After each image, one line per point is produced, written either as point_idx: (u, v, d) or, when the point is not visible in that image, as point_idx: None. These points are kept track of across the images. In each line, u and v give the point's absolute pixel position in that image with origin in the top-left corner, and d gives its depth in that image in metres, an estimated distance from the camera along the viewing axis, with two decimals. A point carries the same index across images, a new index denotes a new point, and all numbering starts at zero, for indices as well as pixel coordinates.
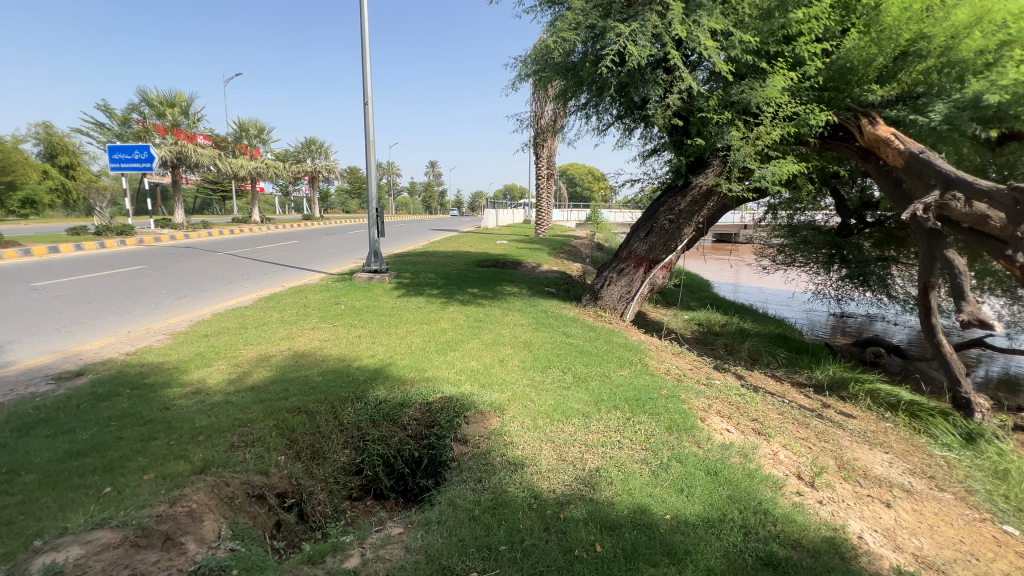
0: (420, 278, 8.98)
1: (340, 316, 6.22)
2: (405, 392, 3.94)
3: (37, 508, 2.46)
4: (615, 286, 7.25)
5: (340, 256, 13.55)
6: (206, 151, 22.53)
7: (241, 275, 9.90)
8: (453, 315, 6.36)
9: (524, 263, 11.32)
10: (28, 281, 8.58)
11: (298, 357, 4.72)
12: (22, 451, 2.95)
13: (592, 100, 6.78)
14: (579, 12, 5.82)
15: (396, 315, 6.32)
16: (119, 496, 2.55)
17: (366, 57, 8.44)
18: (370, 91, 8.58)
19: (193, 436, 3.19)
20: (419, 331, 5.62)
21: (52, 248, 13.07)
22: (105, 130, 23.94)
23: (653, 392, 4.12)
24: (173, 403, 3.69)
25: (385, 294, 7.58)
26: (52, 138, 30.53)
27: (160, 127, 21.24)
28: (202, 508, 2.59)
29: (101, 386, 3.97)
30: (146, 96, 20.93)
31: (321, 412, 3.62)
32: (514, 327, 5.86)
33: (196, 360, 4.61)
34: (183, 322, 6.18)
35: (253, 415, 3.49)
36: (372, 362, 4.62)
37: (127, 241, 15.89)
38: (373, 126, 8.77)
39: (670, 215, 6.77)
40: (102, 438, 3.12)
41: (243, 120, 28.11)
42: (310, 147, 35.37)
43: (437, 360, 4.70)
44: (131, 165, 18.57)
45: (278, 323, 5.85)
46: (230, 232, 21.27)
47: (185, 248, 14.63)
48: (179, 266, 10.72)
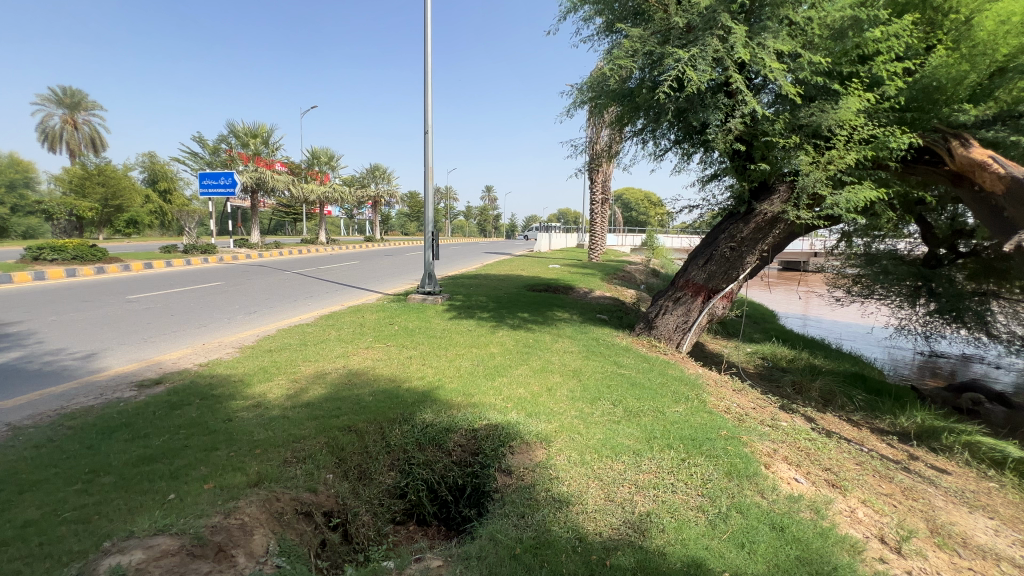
0: (472, 300, 9.10)
1: (393, 337, 6.37)
2: (451, 416, 3.93)
3: (109, 509, 2.62)
4: (670, 316, 6.95)
5: (398, 277, 14.02)
6: (283, 177, 24.37)
7: (306, 293, 10.46)
8: (503, 339, 6.34)
9: (576, 289, 11.18)
10: (124, 294, 9.53)
11: (350, 376, 4.86)
12: (102, 453, 3.20)
13: (649, 125, 6.71)
14: (636, 39, 5.79)
15: (447, 337, 6.39)
16: (181, 504, 2.69)
17: (428, 90, 8.86)
18: (431, 120, 8.98)
19: (251, 449, 3.33)
20: (468, 355, 5.62)
21: (148, 264, 14.52)
22: (197, 158, 26.57)
23: (712, 432, 3.84)
24: (235, 415, 3.89)
25: (436, 316, 7.72)
26: (156, 167, 34.64)
27: (243, 155, 23.31)
28: (253, 522, 2.67)
29: (175, 395, 4.27)
30: (234, 128, 23.13)
31: (370, 432, 3.68)
32: (563, 355, 5.74)
33: (259, 374, 4.87)
34: (251, 337, 6.59)
35: (306, 431, 3.60)
36: (421, 384, 4.66)
37: (210, 259, 17.39)
38: (433, 153, 9.14)
39: (731, 242, 6.41)
40: (172, 445, 3.34)
41: (316, 149, 30.20)
42: (374, 173, 37.62)
43: (485, 385, 4.66)
44: (217, 191, 20.45)
45: (335, 342, 6.08)
46: (299, 252, 22.78)
47: (260, 267, 15.76)
48: (252, 284, 11.51)
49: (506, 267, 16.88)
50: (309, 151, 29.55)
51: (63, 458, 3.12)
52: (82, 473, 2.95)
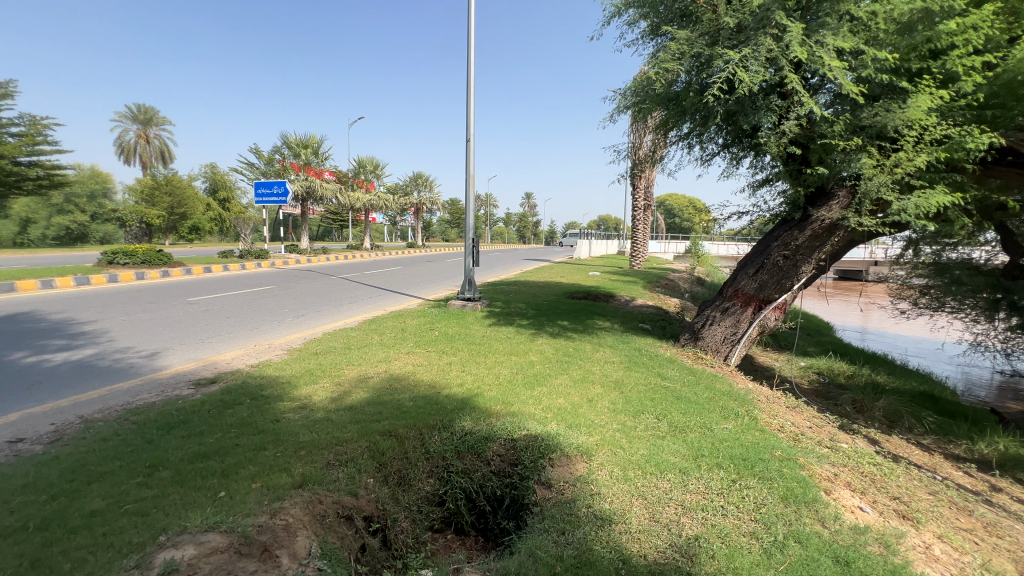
0: (511, 307, 9.09)
1: (434, 342, 6.42)
2: (490, 425, 3.89)
3: (166, 503, 2.74)
4: (718, 327, 6.67)
5: (438, 283, 14.23)
6: (331, 186, 25.39)
7: (350, 298, 10.78)
8: (542, 347, 6.27)
9: (617, 297, 10.95)
10: (186, 296, 10.15)
11: (392, 381, 4.92)
12: (161, 448, 3.38)
13: (696, 129, 6.51)
14: (683, 42, 5.63)
15: (486, 344, 6.38)
16: (230, 502, 2.77)
17: (470, 99, 8.97)
18: (473, 129, 9.08)
19: (296, 450, 3.42)
20: (507, 363, 5.58)
21: (207, 268, 15.42)
22: (253, 169, 28.08)
23: (765, 452, 3.61)
24: (283, 416, 4.02)
25: (476, 322, 7.74)
26: (217, 177, 36.94)
27: (295, 165, 24.45)
28: (297, 523, 2.73)
29: (228, 395, 4.46)
30: (287, 139, 24.31)
31: (410, 437, 3.70)
32: (604, 365, 5.60)
33: (305, 376, 5.03)
34: (298, 339, 6.83)
35: (348, 434, 3.67)
36: (460, 391, 4.65)
37: (263, 264, 18.30)
38: (474, 161, 9.24)
39: (784, 250, 6.08)
40: (224, 443, 3.48)
41: (362, 158, 31.31)
42: (416, 180, 38.54)
43: (524, 394, 4.59)
44: (270, 199, 21.53)
45: (378, 346, 6.19)
46: (345, 257, 23.60)
47: (308, 272, 16.40)
48: (301, 288, 11.99)
49: (545, 273, 16.81)
50: (356, 160, 30.66)
51: (127, 451, 3.31)
52: (142, 467, 3.12)
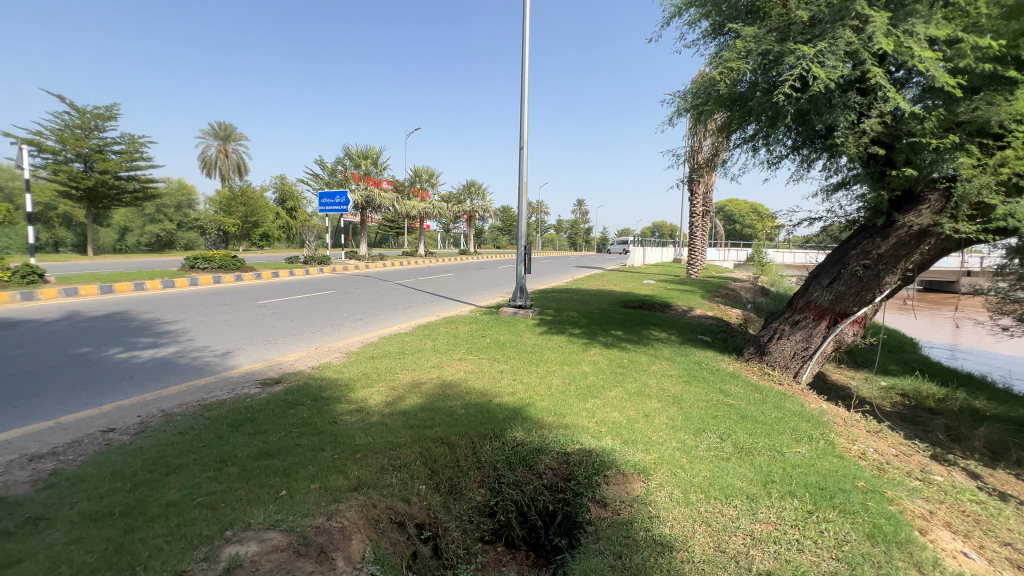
0: (563, 315, 8.96)
1: (485, 349, 6.43)
2: (542, 436, 3.81)
3: (233, 498, 2.87)
4: (787, 341, 6.22)
5: (490, 289, 14.32)
6: (389, 195, 26.37)
7: (405, 303, 11.08)
8: (595, 358, 6.10)
9: (673, 306, 10.54)
10: (255, 300, 10.83)
11: (444, 387, 4.95)
12: (230, 444, 3.56)
13: (762, 131, 6.15)
14: (750, 39, 5.33)
15: (538, 352, 6.30)
16: (291, 501, 2.86)
17: (524, 106, 9.00)
18: (526, 136, 9.09)
19: (352, 452, 3.49)
20: (559, 372, 5.47)
21: (275, 273, 16.43)
22: (318, 179, 29.73)
23: (845, 481, 3.28)
24: (340, 418, 4.13)
25: (527, 330, 7.69)
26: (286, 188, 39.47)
27: (356, 175, 25.67)
28: (352, 526, 2.76)
29: (291, 395, 4.66)
30: (349, 151, 25.58)
31: (461, 445, 3.69)
32: (661, 378, 5.36)
33: (362, 379, 5.17)
34: (356, 343, 7.07)
35: (402, 439, 3.71)
36: (512, 401, 4.59)
37: (325, 269, 19.25)
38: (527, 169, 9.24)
39: (864, 259, 5.59)
40: (286, 442, 3.62)
41: (418, 167, 32.34)
42: (470, 189, 39.28)
43: (577, 406, 4.46)
44: (333, 208, 22.69)
45: (431, 352, 6.28)
46: (400, 263, 24.40)
47: (366, 277, 17.08)
48: (359, 293, 12.48)
49: (598, 281, 16.54)
50: (412, 170, 31.73)
51: (200, 446, 3.52)
52: (213, 461, 3.29)
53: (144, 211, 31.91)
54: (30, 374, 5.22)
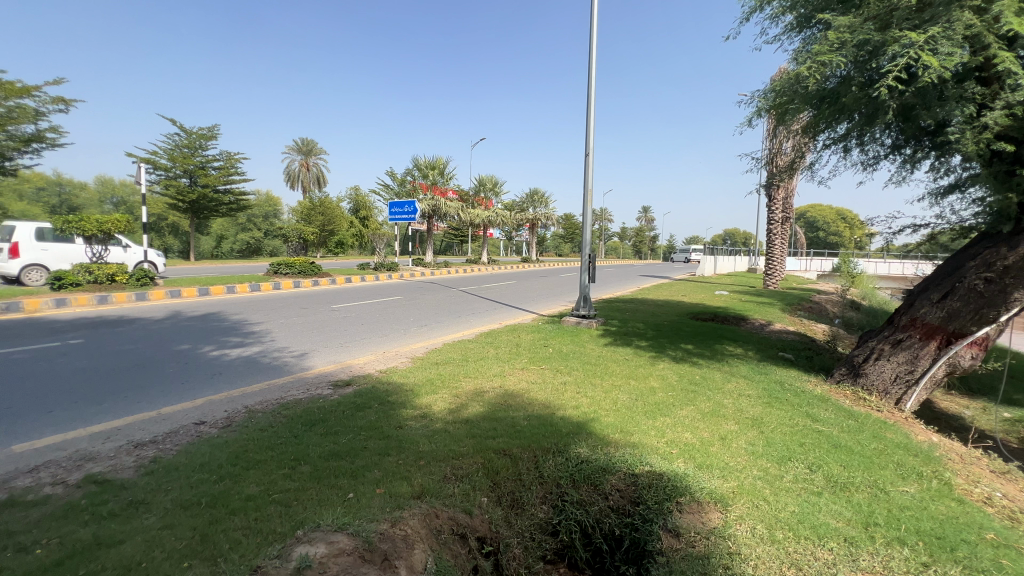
0: (628, 327, 8.65)
1: (548, 360, 6.32)
2: (608, 454, 3.64)
3: (305, 497, 2.97)
4: (886, 363, 5.54)
5: (552, 298, 14.21)
6: (454, 204, 27.11)
7: (468, 310, 11.24)
8: (664, 373, 5.79)
9: (749, 320, 9.85)
10: (330, 304, 11.48)
11: (507, 397, 4.90)
12: (304, 443, 3.72)
13: (856, 129, 5.60)
14: (845, 29, 4.86)
15: (602, 365, 6.09)
16: (357, 504, 2.91)
17: (590, 113, 8.85)
18: (592, 143, 8.94)
19: (416, 459, 3.52)
20: (624, 387, 5.25)
21: (348, 279, 17.39)
22: (389, 190, 31.24)
23: (967, 531, 2.82)
24: (405, 423, 4.20)
25: (591, 341, 7.49)
26: (360, 199, 41.90)
27: (424, 185, 26.68)
28: (415, 535, 2.76)
29: (360, 398, 4.81)
30: (418, 162, 26.68)
31: (523, 459, 3.60)
32: (738, 398, 4.97)
33: (427, 385, 5.24)
34: (421, 348, 7.24)
35: (464, 449, 3.69)
36: (576, 414, 4.44)
37: (394, 276, 20.09)
38: (593, 176, 9.06)
39: (985, 272, 4.86)
40: (354, 444, 3.72)
41: (483, 176, 32.98)
42: (533, 197, 39.51)
43: (645, 424, 4.23)
44: (402, 217, 23.70)
45: (494, 360, 6.28)
46: (464, 271, 24.91)
47: (432, 284, 17.59)
48: (425, 299, 12.86)
49: (665, 291, 15.89)
50: (477, 179, 32.47)
51: (277, 443, 3.70)
52: (288, 460, 3.45)
53: (237, 221, 35.20)
54: (139, 368, 5.82)
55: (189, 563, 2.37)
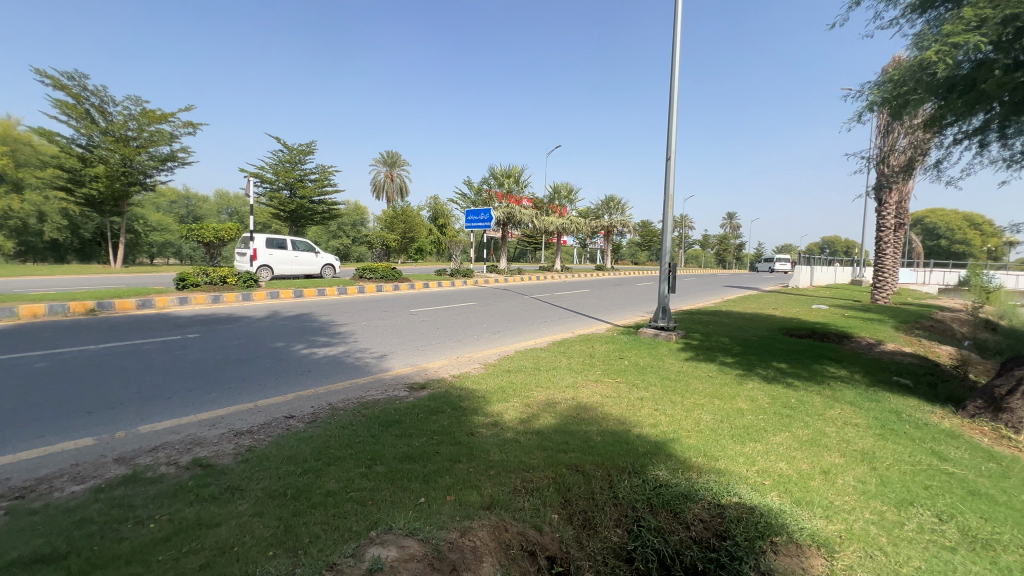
0: (712, 341, 8.08)
1: (623, 373, 6.05)
2: (690, 480, 3.37)
3: (379, 497, 3.05)
4: None
5: (627, 308, 13.73)
6: (529, 211, 27.27)
7: (541, 318, 11.16)
8: (754, 393, 5.30)
9: (854, 338, 8.80)
10: (409, 308, 11.97)
11: (580, 409, 4.74)
12: (379, 443, 3.84)
13: (997, 120, 4.80)
14: (987, 3, 4.18)
15: (682, 381, 5.71)
16: (428, 510, 2.92)
17: (672, 115, 8.44)
18: (674, 146, 8.52)
19: (487, 468, 3.48)
20: (708, 406, 4.86)
21: (426, 284, 18.08)
22: (466, 199, 32.21)
23: None
24: (477, 430, 4.20)
25: (671, 354, 7.08)
26: (439, 208, 43.67)
27: (499, 194, 27.16)
28: (483, 548, 2.72)
29: (433, 402, 4.90)
30: (495, 171, 27.23)
31: (597, 477, 3.43)
32: (844, 427, 4.40)
33: (499, 393, 5.23)
34: (493, 354, 7.27)
35: (536, 461, 3.59)
36: (653, 433, 4.17)
37: (469, 282, 20.60)
38: (674, 181, 8.62)
39: None
40: (426, 448, 3.78)
41: (558, 184, 32.88)
42: (609, 204, 38.80)
43: (732, 449, 3.87)
44: (478, 225, 24.27)
45: (566, 371, 6.13)
46: (537, 278, 24.95)
47: (505, 291, 17.76)
48: (498, 306, 12.98)
49: (753, 304, 14.74)
50: (552, 186, 32.44)
51: (356, 441, 3.86)
52: (366, 458, 3.57)
53: (330, 229, 38.11)
54: (241, 362, 6.41)
55: (273, 552, 2.49)
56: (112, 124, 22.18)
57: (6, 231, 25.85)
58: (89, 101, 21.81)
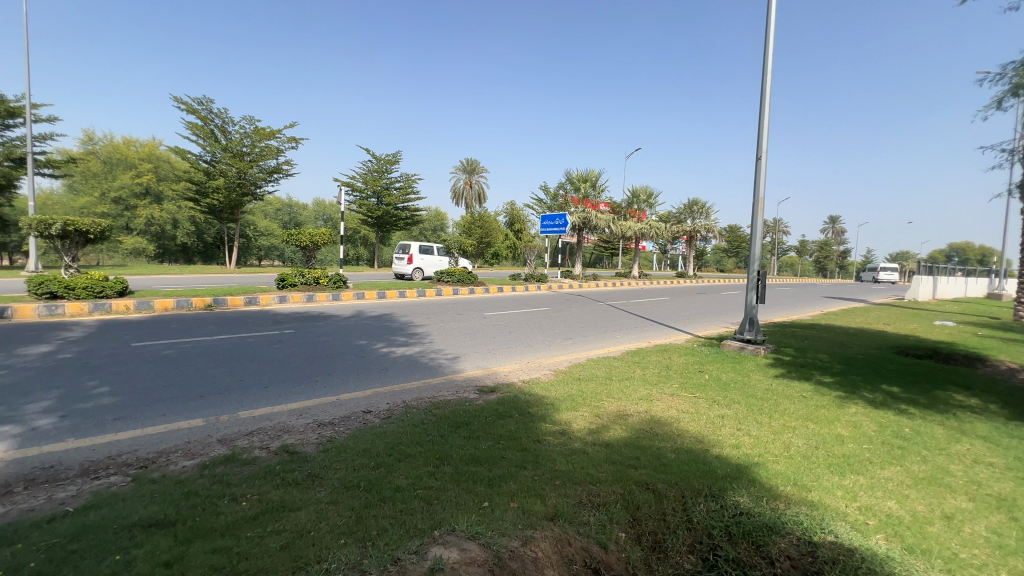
0: (807, 357, 7.32)
1: (703, 387, 5.67)
2: (776, 512, 3.05)
3: (445, 497, 3.10)
4: None
5: (710, 318, 12.91)
6: (606, 216, 26.74)
7: (615, 326, 10.85)
8: (857, 419, 4.70)
9: (988, 361, 7.54)
10: (483, 312, 12.20)
11: (653, 424, 4.51)
12: (448, 444, 3.92)
13: None
14: None
15: (771, 400, 5.21)
16: (491, 515, 2.91)
17: (764, 112, 7.82)
18: (766, 144, 7.88)
19: (552, 478, 3.41)
20: (801, 430, 4.39)
21: (501, 288, 18.37)
22: (542, 205, 32.36)
23: None
24: (544, 437, 4.14)
25: (758, 370, 6.52)
26: (516, 213, 44.26)
27: (576, 199, 26.93)
28: (545, 559, 2.66)
29: (502, 406, 4.92)
30: (572, 176, 27.11)
31: (669, 497, 3.21)
32: (975, 466, 3.75)
33: (568, 401, 5.12)
34: (564, 361, 7.17)
35: (603, 475, 3.46)
36: (735, 455, 3.85)
37: (543, 287, 20.60)
38: (765, 183, 7.97)
39: None
40: (493, 452, 3.79)
41: (637, 187, 31.93)
42: (693, 208, 36.90)
43: (829, 480, 3.45)
44: (553, 230, 24.23)
45: (640, 382, 5.87)
46: (612, 284, 24.35)
47: (579, 297, 17.52)
48: (571, 312, 12.84)
49: (858, 317, 13.19)
50: (631, 190, 31.58)
51: (426, 440, 3.97)
52: (434, 458, 3.66)
53: (413, 234, 40.22)
54: (328, 357, 6.90)
55: (344, 540, 2.61)
56: (231, 142, 25.15)
57: (149, 235, 30.28)
58: (213, 123, 24.88)
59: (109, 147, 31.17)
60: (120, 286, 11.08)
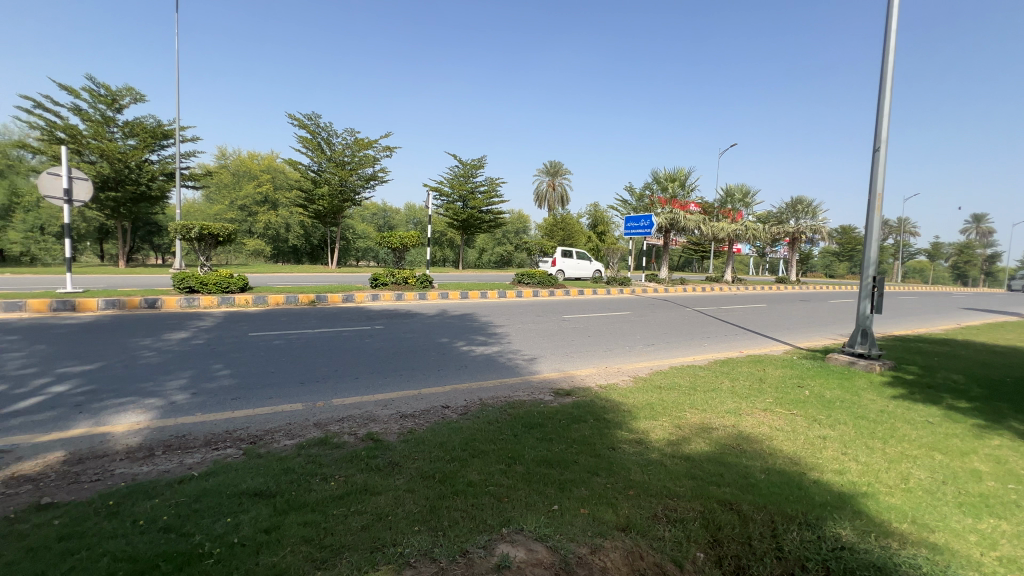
0: (937, 377, 6.32)
1: (802, 404, 5.13)
2: (887, 551, 2.66)
3: (515, 496, 3.12)
4: None
5: (815, 328, 11.66)
6: (695, 217, 25.29)
7: (702, 333, 10.22)
8: (1000, 453, 3.97)
9: None
10: (561, 315, 12.14)
11: (741, 440, 4.16)
12: (521, 444, 3.95)
13: None
14: None
15: (887, 424, 4.57)
16: (560, 518, 2.88)
17: (883, 97, 6.92)
18: (885, 133, 6.95)
19: (625, 487, 3.29)
20: (924, 460, 3.80)
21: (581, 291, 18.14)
22: (626, 206, 31.42)
23: None
24: (619, 445, 4.01)
25: (871, 389, 5.75)
26: (599, 215, 43.41)
27: (663, 199, 25.75)
28: (614, 570, 2.57)
29: (576, 410, 4.85)
30: (659, 175, 26.03)
31: (756, 520, 2.95)
32: None
33: (646, 409, 4.91)
34: (645, 368, 6.90)
35: (681, 489, 3.26)
36: (838, 482, 3.43)
37: (625, 291, 20.00)
38: (884, 177, 7.04)
39: None
40: (565, 455, 3.75)
41: (732, 186, 29.81)
42: (796, 207, 33.60)
43: (958, 522, 2.95)
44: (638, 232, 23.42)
45: (728, 394, 5.45)
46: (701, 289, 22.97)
47: (664, 302, 16.73)
48: (655, 317, 12.32)
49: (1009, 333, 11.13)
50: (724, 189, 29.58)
51: (500, 438, 4.03)
52: (506, 457, 3.69)
53: (497, 236, 41.15)
54: (413, 353, 7.28)
55: (418, 527, 2.73)
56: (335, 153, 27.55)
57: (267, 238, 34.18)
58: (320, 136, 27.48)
59: (238, 161, 35.68)
60: (241, 282, 12.60)
